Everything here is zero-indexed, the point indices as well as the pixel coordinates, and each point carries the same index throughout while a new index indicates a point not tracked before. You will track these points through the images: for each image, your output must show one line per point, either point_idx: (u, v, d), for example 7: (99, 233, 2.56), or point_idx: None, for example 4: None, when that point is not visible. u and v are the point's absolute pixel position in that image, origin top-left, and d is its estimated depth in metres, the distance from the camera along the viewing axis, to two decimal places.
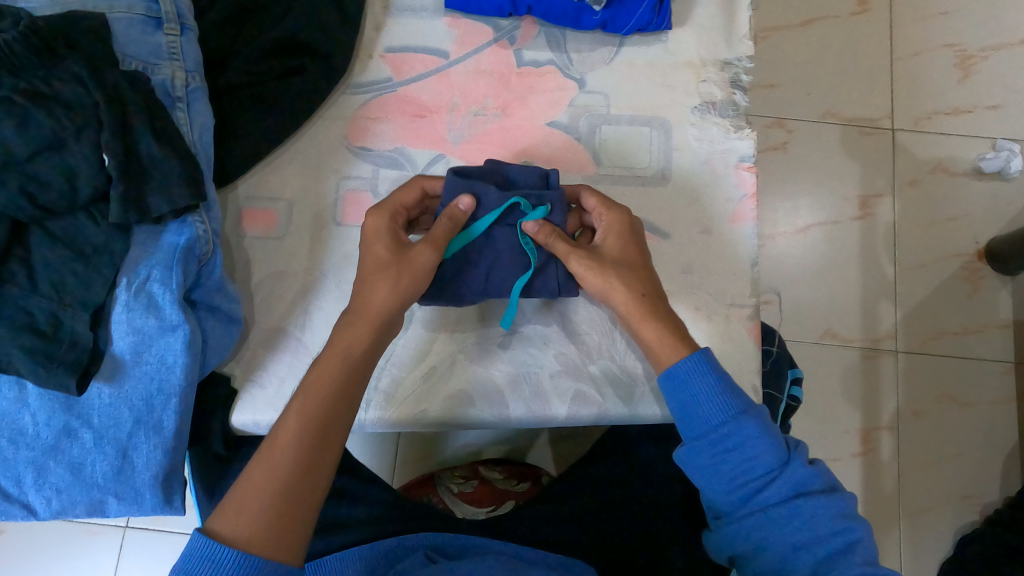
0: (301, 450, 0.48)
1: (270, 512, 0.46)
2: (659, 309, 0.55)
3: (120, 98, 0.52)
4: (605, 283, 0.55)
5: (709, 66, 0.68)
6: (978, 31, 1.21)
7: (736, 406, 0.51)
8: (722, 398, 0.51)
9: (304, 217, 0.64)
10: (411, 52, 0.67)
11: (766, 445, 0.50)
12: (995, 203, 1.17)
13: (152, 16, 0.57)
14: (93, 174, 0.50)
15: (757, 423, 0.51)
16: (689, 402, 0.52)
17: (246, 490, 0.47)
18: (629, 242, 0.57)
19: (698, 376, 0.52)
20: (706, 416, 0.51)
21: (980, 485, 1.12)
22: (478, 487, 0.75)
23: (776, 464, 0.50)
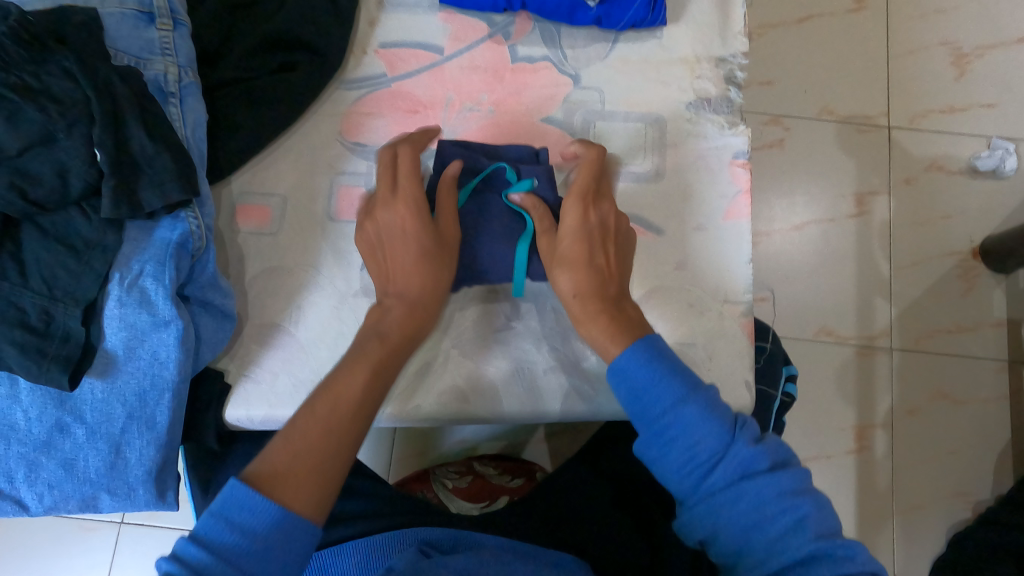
0: (342, 417, 0.49)
1: (315, 476, 0.46)
2: (597, 308, 0.55)
3: (111, 93, 0.52)
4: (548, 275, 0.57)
5: (703, 62, 0.68)
6: (972, 31, 1.26)
7: (679, 391, 0.50)
8: (665, 383, 0.50)
9: (297, 213, 0.64)
10: (405, 48, 0.67)
11: (709, 428, 0.48)
12: (988, 202, 1.22)
13: (143, 10, 0.57)
14: (85, 170, 0.50)
15: (701, 406, 0.49)
16: (635, 389, 0.51)
17: (292, 444, 0.47)
18: (580, 240, 0.56)
19: (638, 362, 0.51)
20: (650, 404, 0.50)
21: (974, 482, 1.14)
22: (472, 482, 0.75)
23: (719, 447, 0.48)
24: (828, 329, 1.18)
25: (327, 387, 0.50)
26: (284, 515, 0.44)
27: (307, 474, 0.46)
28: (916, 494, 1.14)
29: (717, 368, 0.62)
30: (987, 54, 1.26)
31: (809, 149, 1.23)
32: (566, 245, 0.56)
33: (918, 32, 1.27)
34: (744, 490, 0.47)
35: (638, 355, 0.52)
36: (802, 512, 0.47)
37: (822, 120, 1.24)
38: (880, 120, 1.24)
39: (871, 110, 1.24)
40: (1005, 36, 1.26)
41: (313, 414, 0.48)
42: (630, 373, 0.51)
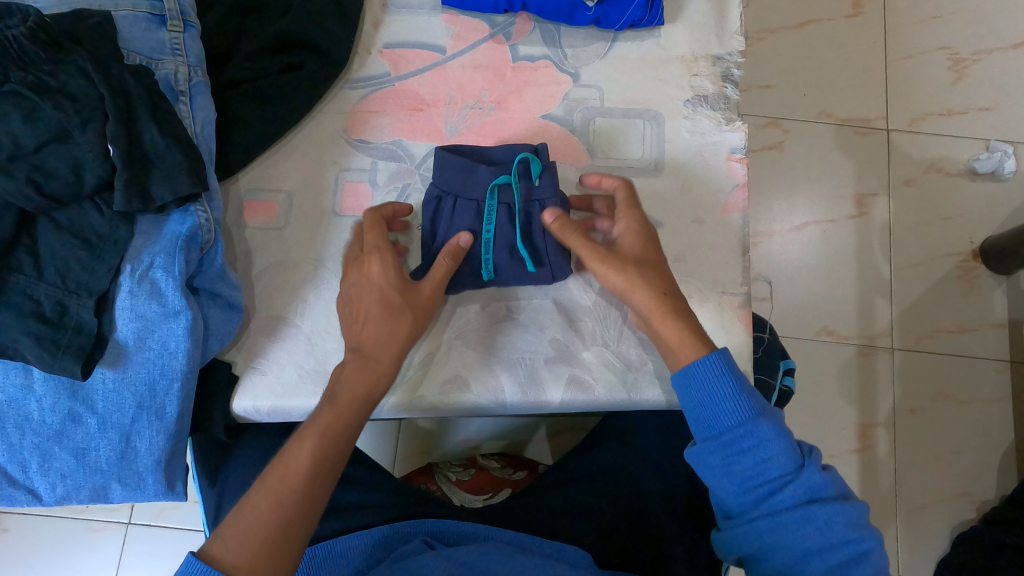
0: (299, 484, 0.51)
1: (277, 549, 0.49)
2: (679, 308, 0.56)
3: (125, 92, 0.53)
4: (628, 281, 0.56)
5: (700, 60, 0.69)
6: (969, 36, 1.28)
7: (751, 409, 0.53)
8: (739, 401, 0.53)
9: (304, 209, 0.66)
10: (409, 48, 0.69)
11: (781, 449, 0.51)
12: (988, 204, 1.22)
13: (155, 13, 0.59)
14: (99, 165, 0.52)
15: (772, 427, 0.52)
16: (706, 402, 0.54)
17: (249, 516, 0.49)
18: (646, 243, 0.58)
19: (714, 377, 0.53)
20: (721, 417, 0.53)
21: (977, 482, 1.14)
22: (474, 474, 0.76)
23: (787, 469, 0.51)
24: (829, 328, 1.18)
25: (280, 459, 0.52)
26: None
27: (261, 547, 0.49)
28: (919, 495, 1.14)
29: None
30: (984, 59, 1.27)
31: (808, 152, 1.25)
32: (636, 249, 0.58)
33: (914, 37, 1.28)
34: (811, 512, 0.50)
35: (713, 369, 0.53)
36: (864, 545, 0.49)
37: (822, 122, 1.25)
38: (878, 123, 1.26)
39: (869, 113, 1.26)
40: (1001, 41, 1.27)
41: (267, 490, 0.50)
42: (702, 385, 0.54)
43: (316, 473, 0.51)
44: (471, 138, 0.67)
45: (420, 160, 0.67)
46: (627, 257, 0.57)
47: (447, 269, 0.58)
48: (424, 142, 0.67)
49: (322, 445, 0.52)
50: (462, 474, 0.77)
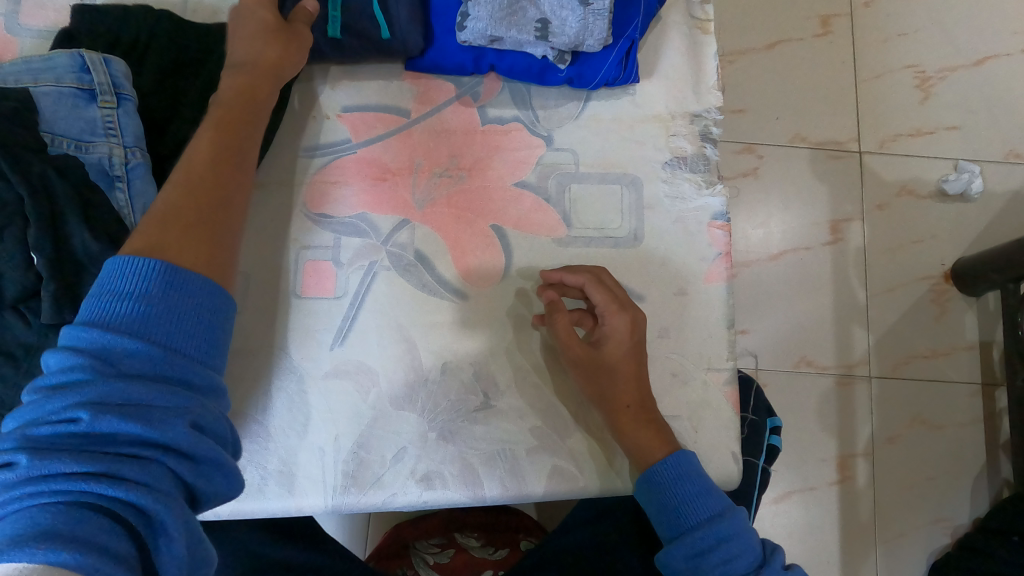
0: (211, 168, 0.52)
1: (194, 238, 0.48)
2: (642, 418, 0.56)
3: (48, 191, 0.49)
4: (594, 391, 0.57)
5: (678, 119, 0.66)
6: (935, 55, 1.28)
7: (713, 507, 0.53)
8: (704, 500, 0.54)
9: (262, 292, 0.60)
10: (370, 112, 0.64)
11: (744, 549, 0.53)
12: (957, 226, 1.23)
13: (83, 88, 0.54)
14: (20, 276, 0.48)
15: (736, 526, 0.53)
16: (672, 500, 0.54)
17: (161, 209, 0.48)
18: (627, 351, 0.57)
19: (680, 475, 0.54)
20: (686, 516, 0.53)
21: (951, 507, 1.15)
22: (454, 555, 0.71)
23: (749, 567, 0.53)
24: (808, 359, 1.17)
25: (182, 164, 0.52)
26: (172, 275, 0.44)
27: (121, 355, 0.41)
28: (897, 523, 1.14)
29: (703, 440, 0.60)
30: (950, 77, 1.27)
31: (784, 177, 1.23)
32: (618, 359, 0.57)
33: (883, 56, 1.28)
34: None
35: (676, 466, 0.54)
36: None
37: (795, 146, 1.24)
38: (850, 145, 1.25)
39: (842, 136, 1.25)
40: (967, 59, 1.28)
41: (181, 193, 0.50)
42: (667, 483, 0.54)
43: (217, 167, 0.52)
44: (441, 209, 0.63)
45: (387, 236, 0.62)
46: (602, 365, 0.57)
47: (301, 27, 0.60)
48: (391, 214, 0.62)
49: (224, 134, 0.53)
50: (440, 555, 0.71)
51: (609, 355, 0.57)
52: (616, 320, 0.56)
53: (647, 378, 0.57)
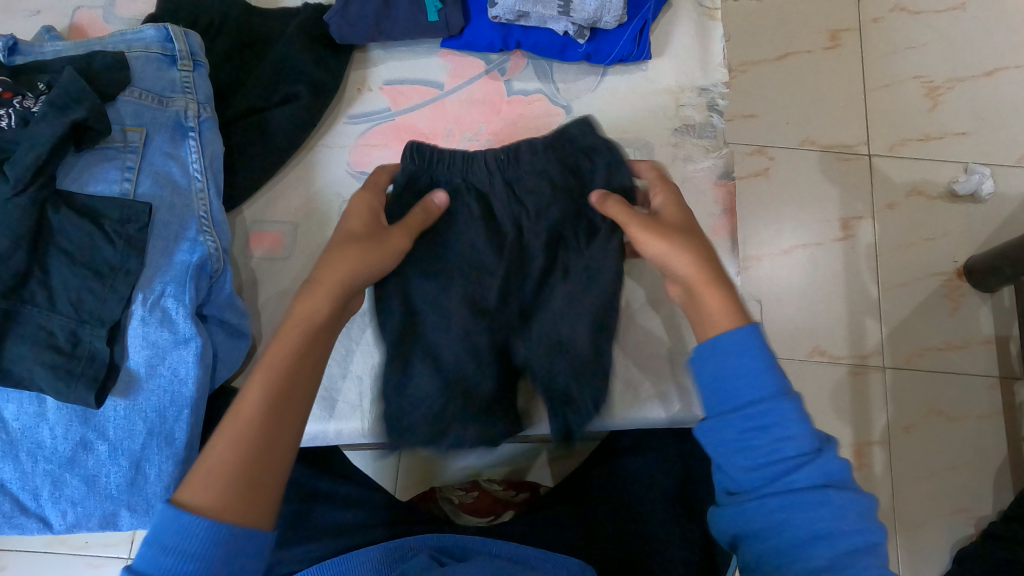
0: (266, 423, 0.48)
1: (232, 496, 0.46)
2: (722, 275, 0.58)
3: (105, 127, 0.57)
4: (667, 246, 0.58)
5: (687, 91, 0.73)
6: (943, 65, 1.22)
7: (777, 386, 0.51)
8: (766, 376, 0.51)
9: (307, 238, 0.68)
10: (408, 85, 0.72)
11: (801, 428, 0.49)
12: (968, 225, 1.17)
13: (166, 54, 0.63)
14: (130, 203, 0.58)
15: (795, 406, 0.50)
16: (730, 373, 0.52)
17: (208, 468, 0.46)
18: (682, 211, 0.62)
19: (746, 347, 0.52)
20: (743, 391, 0.51)
21: (972, 498, 1.08)
22: (477, 497, 0.85)
23: (808, 448, 0.49)
24: (821, 347, 1.13)
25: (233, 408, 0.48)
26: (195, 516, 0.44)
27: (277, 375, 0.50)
28: (915, 512, 1.08)
29: None
30: (958, 88, 1.21)
31: (796, 178, 1.19)
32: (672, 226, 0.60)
33: (889, 67, 1.23)
34: (827, 498, 0.47)
35: (744, 336, 0.52)
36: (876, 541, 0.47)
37: (806, 148, 1.20)
38: (861, 148, 1.20)
39: (851, 138, 1.20)
40: (973, 70, 1.22)
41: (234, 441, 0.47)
42: (729, 354, 0.52)
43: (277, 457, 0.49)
44: None
45: None
46: (666, 224, 0.60)
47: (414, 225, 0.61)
48: None
49: (271, 389, 0.49)
50: (465, 496, 0.85)
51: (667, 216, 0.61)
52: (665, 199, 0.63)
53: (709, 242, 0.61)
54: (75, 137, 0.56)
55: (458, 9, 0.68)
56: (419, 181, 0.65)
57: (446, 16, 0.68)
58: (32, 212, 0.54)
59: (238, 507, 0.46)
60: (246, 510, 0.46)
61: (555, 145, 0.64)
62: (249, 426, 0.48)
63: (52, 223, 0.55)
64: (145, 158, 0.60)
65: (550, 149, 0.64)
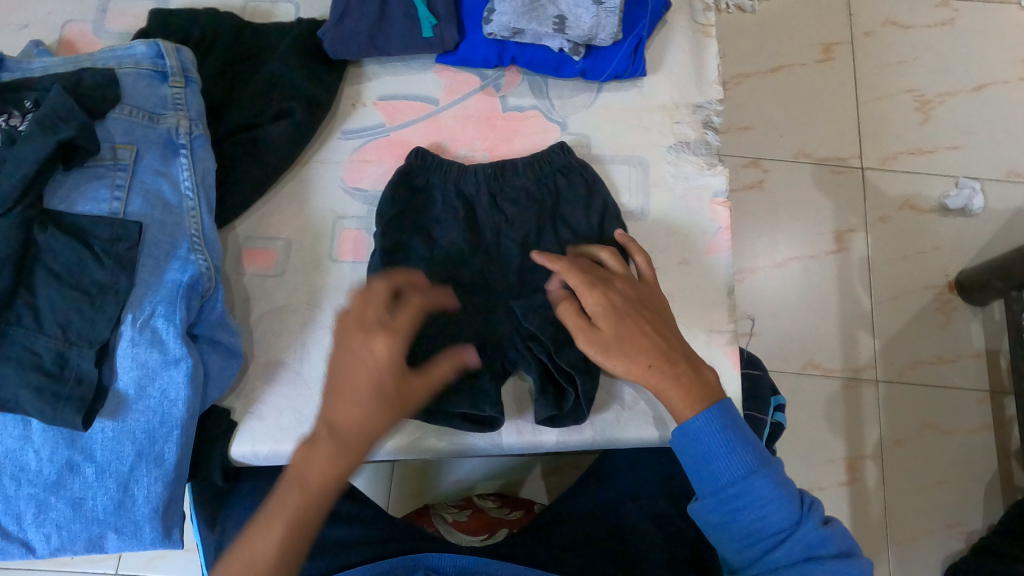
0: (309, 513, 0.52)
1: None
2: (666, 372, 0.56)
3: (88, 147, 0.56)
4: (613, 365, 0.56)
5: (682, 108, 0.73)
6: (934, 79, 1.23)
7: (748, 463, 0.53)
8: (736, 455, 0.53)
9: (301, 254, 0.68)
10: (402, 100, 0.72)
11: (776, 505, 0.52)
12: (960, 238, 1.17)
13: (158, 70, 0.62)
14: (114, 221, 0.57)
15: (769, 481, 0.52)
16: (704, 457, 0.54)
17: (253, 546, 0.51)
18: (618, 313, 0.57)
19: (709, 433, 0.54)
20: (719, 474, 0.53)
21: (965, 512, 1.08)
22: (472, 515, 0.83)
23: (786, 522, 0.52)
24: (815, 361, 1.13)
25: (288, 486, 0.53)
26: None
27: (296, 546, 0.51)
28: (908, 525, 1.08)
29: None
30: (949, 101, 1.22)
31: (789, 192, 1.20)
32: (613, 327, 0.57)
33: (880, 81, 1.23)
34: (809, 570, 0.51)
35: (709, 423, 0.54)
36: None
37: (799, 162, 1.20)
38: (853, 161, 1.21)
39: (844, 152, 1.21)
40: (964, 84, 1.23)
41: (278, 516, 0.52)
42: (700, 440, 0.54)
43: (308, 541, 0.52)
44: None
45: None
46: (606, 337, 0.56)
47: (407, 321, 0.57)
48: None
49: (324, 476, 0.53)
50: (459, 515, 0.84)
51: (605, 327, 0.57)
52: (597, 294, 0.58)
53: (660, 334, 0.57)
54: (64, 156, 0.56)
55: (453, 26, 0.69)
56: (414, 178, 0.67)
57: (441, 33, 0.69)
58: (19, 232, 0.53)
59: None
60: None
61: (538, 165, 0.67)
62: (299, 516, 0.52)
63: (39, 242, 0.55)
64: (135, 176, 0.59)
65: (531, 166, 0.67)
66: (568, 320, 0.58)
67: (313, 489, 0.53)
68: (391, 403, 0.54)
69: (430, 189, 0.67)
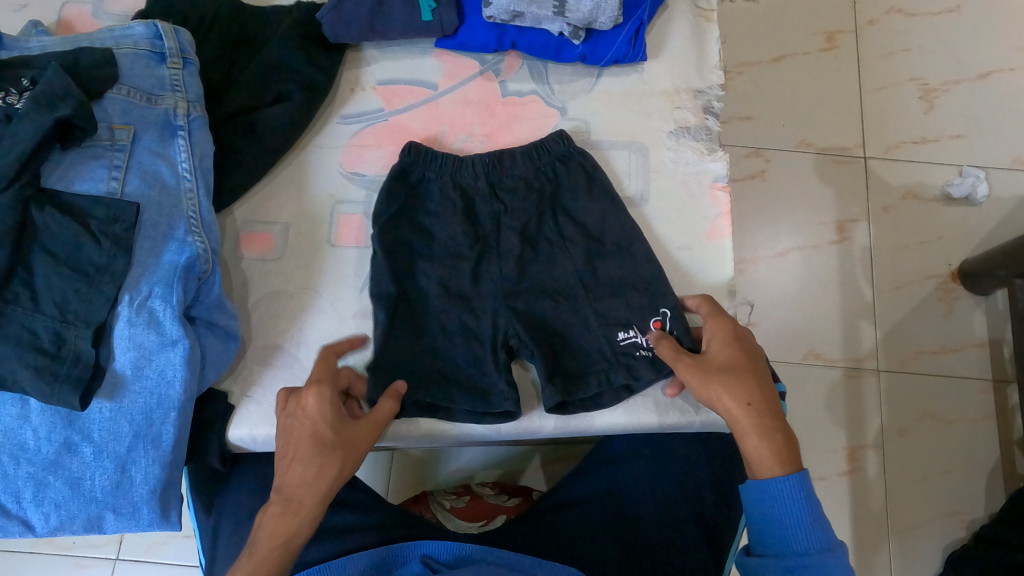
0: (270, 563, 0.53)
1: None
2: (765, 422, 0.56)
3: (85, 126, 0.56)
4: (708, 391, 0.57)
5: (682, 93, 0.72)
6: (939, 67, 1.22)
7: (825, 542, 0.53)
8: (814, 529, 0.53)
9: (299, 239, 0.68)
10: (401, 85, 0.72)
11: None
12: (963, 227, 1.16)
13: (156, 52, 0.62)
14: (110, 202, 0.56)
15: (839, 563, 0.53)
16: (785, 520, 0.54)
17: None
18: (735, 348, 0.59)
19: (790, 498, 0.54)
20: (793, 541, 0.54)
21: (966, 501, 1.08)
22: (470, 501, 0.84)
23: None
24: (816, 351, 1.13)
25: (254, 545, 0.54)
26: None
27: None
28: (909, 515, 1.08)
29: None
30: (953, 90, 1.21)
31: (792, 181, 1.19)
32: (722, 361, 0.58)
33: (884, 70, 1.22)
34: None
35: (791, 487, 0.54)
36: None
37: (801, 151, 1.20)
38: (856, 151, 1.20)
39: (847, 141, 1.20)
40: (968, 73, 1.22)
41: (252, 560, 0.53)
42: (783, 505, 0.54)
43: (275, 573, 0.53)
44: None
45: None
46: (712, 364, 0.58)
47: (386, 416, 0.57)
48: None
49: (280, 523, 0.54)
50: (457, 501, 0.84)
51: (716, 356, 0.59)
52: (726, 324, 0.61)
53: (768, 379, 0.58)
54: (60, 135, 0.56)
55: (452, 9, 0.68)
56: (411, 170, 0.66)
57: (440, 16, 0.68)
58: (15, 210, 0.53)
59: None
60: None
61: (539, 152, 0.66)
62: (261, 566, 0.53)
63: (36, 222, 0.55)
64: (132, 157, 0.59)
65: (531, 153, 0.66)
66: (665, 351, 0.59)
67: (261, 550, 0.53)
68: (331, 451, 0.55)
69: (428, 181, 0.66)
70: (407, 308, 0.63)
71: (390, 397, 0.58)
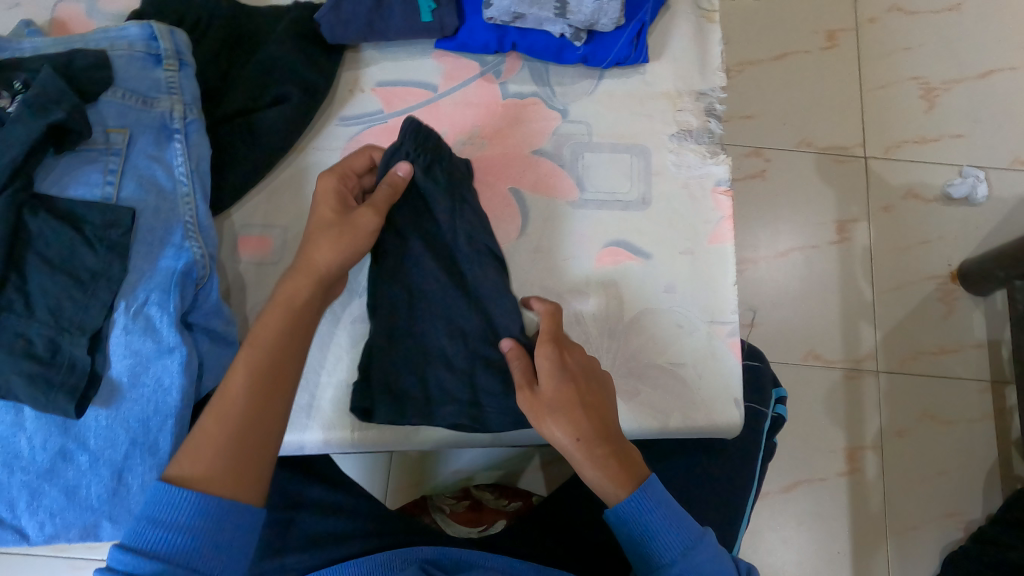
0: (247, 405, 0.53)
1: (226, 473, 0.51)
2: (593, 454, 0.55)
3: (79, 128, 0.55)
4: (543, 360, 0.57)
5: (685, 96, 0.72)
6: (940, 66, 1.21)
7: (690, 534, 0.53)
8: (676, 528, 0.53)
9: (297, 243, 0.67)
10: (400, 86, 0.71)
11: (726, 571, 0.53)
12: (963, 228, 1.16)
13: (152, 53, 0.61)
14: (105, 206, 0.56)
15: (712, 550, 0.54)
16: (650, 534, 0.53)
17: (201, 443, 0.52)
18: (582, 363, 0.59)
19: (650, 507, 0.54)
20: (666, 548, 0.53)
21: (964, 501, 1.08)
22: (469, 506, 0.84)
23: None
24: (815, 352, 1.13)
25: (220, 394, 0.53)
26: (201, 505, 0.49)
27: (225, 450, 0.52)
28: (907, 515, 1.08)
29: (705, 387, 0.64)
30: (954, 89, 1.21)
31: (791, 182, 1.18)
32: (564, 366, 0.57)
33: (885, 69, 1.22)
34: None
35: (641, 500, 0.54)
36: None
37: (801, 151, 1.19)
38: (856, 151, 1.19)
39: (847, 141, 1.20)
40: (969, 71, 1.21)
41: (221, 413, 0.53)
42: (639, 520, 0.53)
43: (250, 417, 0.53)
44: None
45: None
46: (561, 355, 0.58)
47: (386, 195, 0.59)
48: None
49: (253, 376, 0.54)
50: (456, 505, 0.85)
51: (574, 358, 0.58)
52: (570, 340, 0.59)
53: (598, 412, 0.57)
54: (54, 139, 0.55)
55: (452, 9, 0.67)
56: None
57: (440, 16, 0.67)
58: (9, 215, 0.52)
59: (225, 480, 0.51)
60: (240, 483, 0.52)
61: None
62: (238, 409, 0.53)
63: (30, 227, 0.54)
64: (128, 161, 0.58)
65: None
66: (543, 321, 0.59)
67: (235, 392, 0.53)
68: (331, 229, 0.58)
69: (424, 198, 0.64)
70: (409, 312, 0.63)
71: (389, 184, 0.60)
